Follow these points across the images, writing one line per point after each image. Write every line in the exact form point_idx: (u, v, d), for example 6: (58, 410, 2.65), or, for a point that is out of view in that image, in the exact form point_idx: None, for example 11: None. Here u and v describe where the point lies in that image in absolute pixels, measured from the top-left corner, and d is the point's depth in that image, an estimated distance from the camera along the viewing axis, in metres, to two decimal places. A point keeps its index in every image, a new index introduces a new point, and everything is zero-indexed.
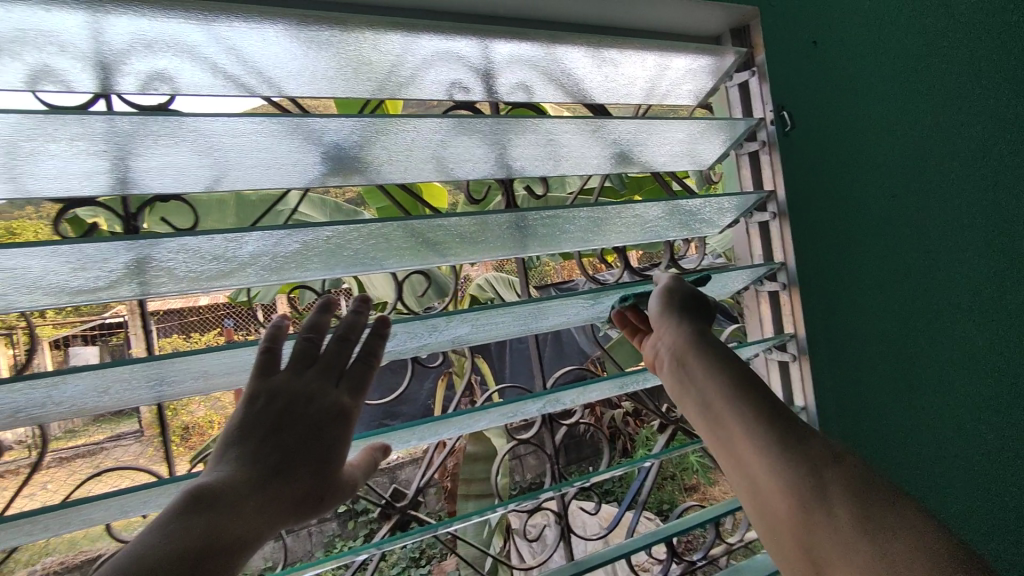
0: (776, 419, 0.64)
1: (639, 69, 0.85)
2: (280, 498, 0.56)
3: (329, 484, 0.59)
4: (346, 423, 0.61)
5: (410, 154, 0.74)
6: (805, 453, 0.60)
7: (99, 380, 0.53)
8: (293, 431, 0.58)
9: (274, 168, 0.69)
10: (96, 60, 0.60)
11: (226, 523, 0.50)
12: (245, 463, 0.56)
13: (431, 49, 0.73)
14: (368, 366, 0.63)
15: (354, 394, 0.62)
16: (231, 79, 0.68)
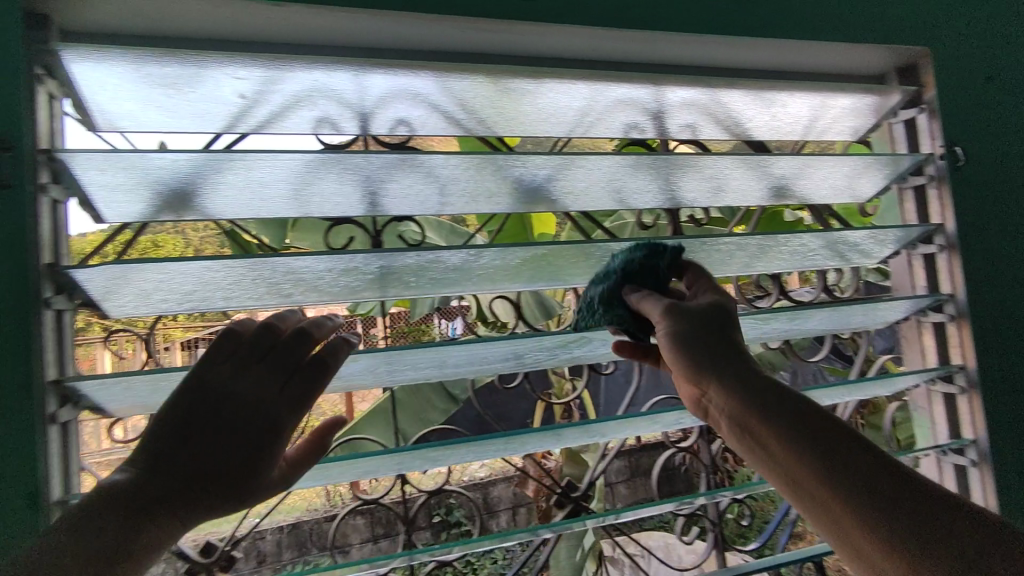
0: (899, 488, 0.57)
1: (803, 109, 0.91)
2: (206, 504, 0.53)
3: (243, 487, 0.55)
4: (274, 442, 0.56)
5: (594, 187, 0.84)
6: (943, 527, 0.54)
7: (372, 363, 0.65)
8: (202, 436, 0.54)
9: (484, 196, 0.81)
10: (357, 110, 0.75)
11: (168, 508, 0.51)
12: (145, 471, 0.52)
13: (618, 95, 0.83)
14: (317, 371, 0.57)
15: (290, 406, 0.57)
16: (452, 122, 0.81)
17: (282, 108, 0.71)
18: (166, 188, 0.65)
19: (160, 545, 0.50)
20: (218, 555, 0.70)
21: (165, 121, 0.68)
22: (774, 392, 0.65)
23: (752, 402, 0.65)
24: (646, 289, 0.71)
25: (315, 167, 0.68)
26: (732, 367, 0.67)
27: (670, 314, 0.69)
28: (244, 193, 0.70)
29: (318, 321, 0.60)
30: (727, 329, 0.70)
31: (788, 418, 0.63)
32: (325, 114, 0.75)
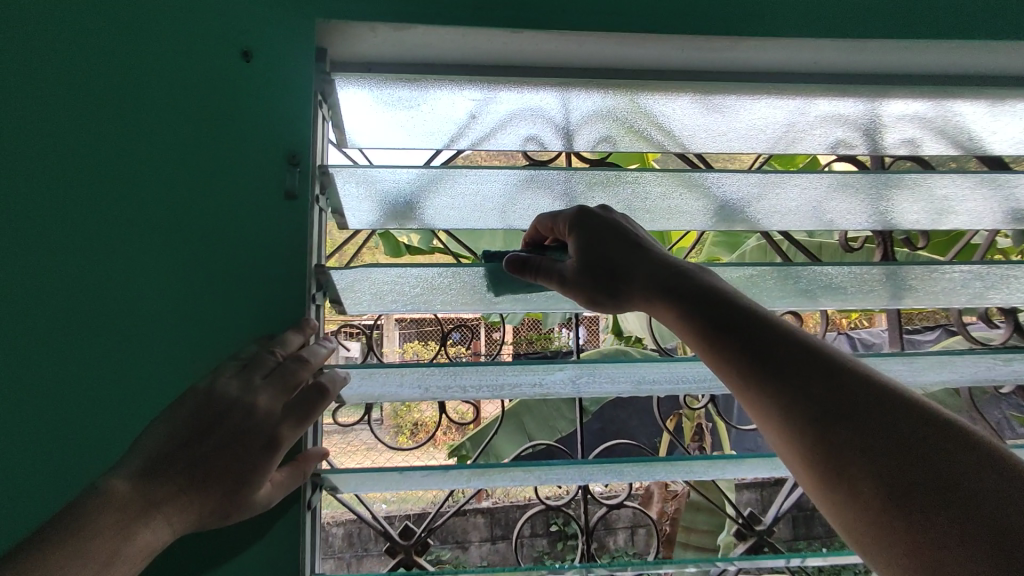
0: (816, 405, 0.55)
1: None
2: (184, 511, 0.52)
3: (233, 504, 0.55)
4: (275, 453, 0.56)
5: (792, 209, 0.81)
6: (840, 437, 0.53)
7: (579, 370, 0.65)
8: (207, 445, 0.54)
9: (676, 212, 0.82)
10: (561, 127, 0.79)
11: (148, 515, 0.49)
12: (147, 481, 0.51)
13: (830, 111, 0.79)
14: (315, 396, 0.58)
15: (294, 422, 0.57)
16: (651, 139, 0.82)
17: (496, 127, 0.77)
18: (398, 200, 0.73)
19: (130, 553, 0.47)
20: (418, 538, 0.73)
21: (399, 141, 0.77)
22: (783, 353, 0.59)
23: (778, 387, 0.58)
24: (637, 276, 0.69)
25: (531, 184, 0.74)
26: (717, 336, 0.62)
27: (661, 292, 0.68)
28: (462, 205, 0.77)
29: (315, 347, 0.60)
30: (717, 298, 0.65)
31: (816, 396, 0.56)
32: (531, 134, 0.79)
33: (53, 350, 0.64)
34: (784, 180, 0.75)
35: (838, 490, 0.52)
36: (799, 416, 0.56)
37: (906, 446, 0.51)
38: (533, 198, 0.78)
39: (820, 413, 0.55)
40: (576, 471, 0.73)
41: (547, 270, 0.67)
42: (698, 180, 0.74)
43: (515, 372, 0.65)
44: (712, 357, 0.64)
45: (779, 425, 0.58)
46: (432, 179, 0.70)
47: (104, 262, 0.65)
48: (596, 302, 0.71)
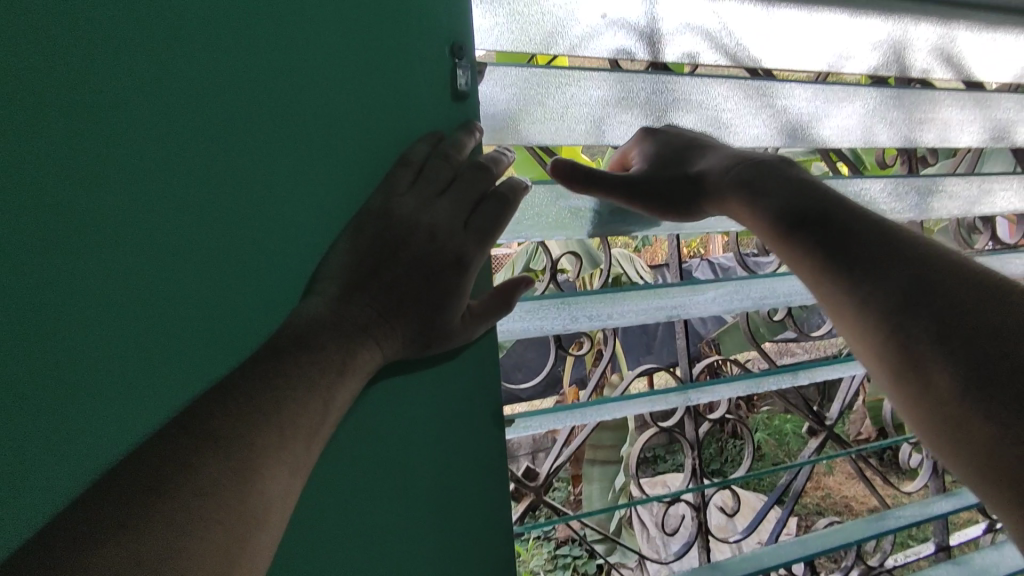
0: (831, 263, 0.51)
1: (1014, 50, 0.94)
2: (384, 339, 0.47)
3: (430, 333, 0.48)
4: (466, 271, 0.48)
5: (853, 136, 0.80)
6: (909, 316, 0.46)
7: (717, 291, 0.66)
8: (398, 266, 0.47)
9: (759, 138, 0.75)
10: (648, 37, 0.73)
11: (348, 343, 0.45)
12: (343, 305, 0.46)
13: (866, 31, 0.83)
14: (499, 209, 0.49)
15: (479, 239, 0.48)
16: (726, 54, 0.77)
17: (584, 38, 0.70)
18: (495, 113, 0.62)
19: (343, 380, 0.44)
20: (544, 480, 0.69)
21: (497, 42, 0.66)
22: (835, 237, 0.52)
23: (837, 275, 0.51)
24: (710, 182, 0.61)
25: (642, 90, 0.69)
26: (794, 235, 0.54)
27: (740, 192, 0.58)
28: (565, 120, 0.65)
29: (496, 157, 0.50)
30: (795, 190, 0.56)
31: (891, 290, 0.47)
32: (621, 46, 0.72)
33: (133, 308, 0.46)
34: (843, 102, 0.79)
35: (893, 374, 0.47)
36: (879, 314, 0.47)
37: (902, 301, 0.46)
38: (632, 114, 0.69)
39: (898, 309, 0.46)
40: (709, 388, 0.75)
41: (610, 182, 0.60)
42: (773, 91, 0.74)
43: (677, 294, 0.64)
44: (784, 251, 0.55)
45: (850, 320, 0.50)
46: (541, 78, 0.63)
47: (190, 179, 0.47)
48: (666, 216, 0.64)
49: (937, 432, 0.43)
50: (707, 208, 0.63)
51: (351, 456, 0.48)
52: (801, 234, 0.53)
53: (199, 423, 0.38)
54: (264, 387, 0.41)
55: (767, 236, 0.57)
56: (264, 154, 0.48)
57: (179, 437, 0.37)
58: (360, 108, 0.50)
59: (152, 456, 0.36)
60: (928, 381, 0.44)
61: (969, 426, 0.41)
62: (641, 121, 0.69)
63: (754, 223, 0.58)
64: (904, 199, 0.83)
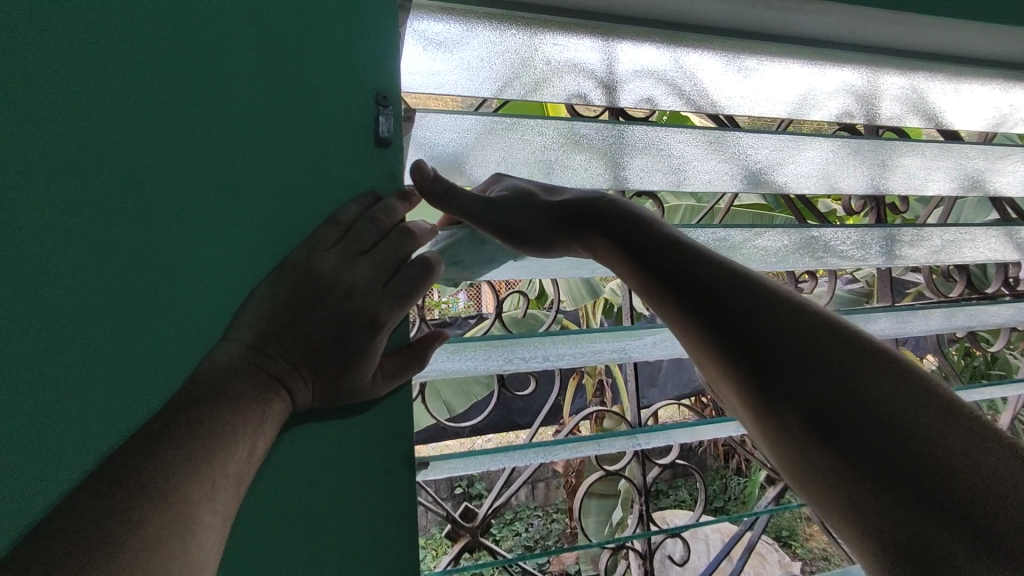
0: (674, 299, 0.53)
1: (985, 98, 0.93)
2: (293, 390, 0.46)
3: (338, 388, 0.47)
4: (380, 330, 0.47)
5: (811, 177, 0.86)
6: (743, 355, 0.48)
7: (660, 338, 0.66)
8: (317, 319, 0.46)
9: (716, 181, 0.81)
10: (606, 81, 0.75)
11: (262, 394, 0.44)
12: (258, 356, 0.45)
13: (825, 79, 0.84)
14: (420, 275, 0.48)
15: (398, 302, 0.48)
16: (684, 98, 0.79)
17: (536, 82, 0.72)
18: (444, 159, 0.67)
19: (257, 430, 0.44)
20: (481, 521, 0.69)
21: (445, 84, 0.68)
22: (687, 288, 0.52)
23: (702, 324, 0.50)
24: (579, 216, 0.59)
25: (590, 138, 0.70)
26: (652, 269, 0.54)
27: (602, 235, 0.58)
28: (512, 163, 0.70)
29: (419, 224, 0.50)
30: (646, 226, 0.57)
31: (733, 336, 0.48)
32: (576, 89, 0.74)
33: (63, 333, 0.47)
34: (803, 148, 0.82)
35: (766, 433, 0.46)
36: (728, 362, 0.48)
37: (733, 335, 0.49)
38: (580, 157, 0.72)
39: (765, 367, 0.46)
40: (657, 433, 0.74)
41: (466, 202, 0.55)
42: (728, 138, 0.76)
43: (619, 337, 0.64)
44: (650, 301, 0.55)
45: (715, 372, 0.50)
46: (480, 124, 0.65)
47: (127, 216, 0.48)
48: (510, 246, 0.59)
49: (799, 481, 0.44)
50: (584, 244, 0.60)
51: (258, 497, 0.47)
52: (660, 278, 0.54)
53: (125, 473, 0.38)
54: (188, 435, 0.41)
55: (623, 270, 0.57)
56: (201, 193, 0.49)
57: (107, 490, 0.37)
58: (293, 149, 0.51)
59: (84, 508, 0.36)
60: (786, 429, 0.44)
61: (831, 479, 0.42)
62: (591, 162, 0.73)
63: (624, 271, 0.57)
64: (870, 246, 0.82)
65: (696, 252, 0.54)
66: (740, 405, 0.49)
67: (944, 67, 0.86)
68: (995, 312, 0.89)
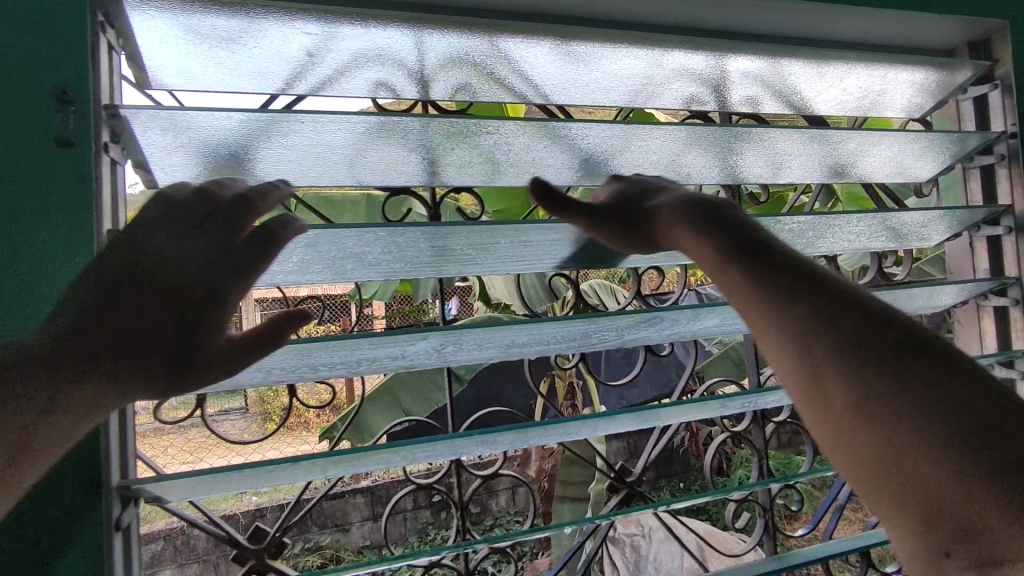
0: (794, 283, 0.51)
1: (862, 83, 0.86)
2: (128, 373, 0.48)
3: (180, 366, 0.52)
4: (220, 304, 0.53)
5: (659, 161, 0.81)
6: (832, 328, 0.48)
7: (440, 342, 0.63)
8: (131, 303, 0.49)
9: (549, 168, 0.76)
10: (414, 72, 0.69)
11: (82, 374, 0.45)
12: (58, 349, 0.45)
13: (672, 64, 0.78)
14: (264, 244, 0.53)
15: (242, 273, 0.53)
16: (505, 86, 0.75)
17: (333, 72, 0.66)
18: (216, 156, 0.59)
19: (92, 408, 0.47)
20: (267, 541, 0.66)
21: (196, 78, 0.60)
22: (801, 276, 0.51)
23: (788, 304, 0.50)
24: (664, 210, 0.61)
25: (368, 134, 0.62)
26: (737, 262, 0.53)
27: (685, 220, 0.58)
28: (301, 167, 0.66)
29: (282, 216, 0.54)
30: (712, 216, 0.57)
31: (833, 317, 0.48)
32: (380, 78, 0.69)
33: None
34: (650, 134, 0.74)
35: (821, 413, 0.47)
36: (828, 345, 0.47)
37: (852, 318, 0.48)
38: (382, 148, 0.65)
39: (875, 343, 0.46)
40: (465, 443, 0.70)
41: (576, 208, 0.62)
42: (563, 131, 0.68)
43: (376, 345, 0.59)
44: (732, 289, 0.53)
45: (774, 341, 0.50)
46: (245, 126, 0.55)
47: None
48: (626, 245, 0.65)
49: (868, 473, 0.45)
50: (662, 240, 0.62)
51: None
52: (750, 262, 0.52)
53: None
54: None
55: (713, 261, 0.55)
56: None
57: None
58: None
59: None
60: (874, 418, 0.45)
61: (886, 445, 0.44)
62: (397, 153, 0.67)
63: (703, 248, 0.55)
64: None
65: (770, 240, 0.55)
66: (808, 384, 0.48)
67: (793, 47, 0.80)
68: None
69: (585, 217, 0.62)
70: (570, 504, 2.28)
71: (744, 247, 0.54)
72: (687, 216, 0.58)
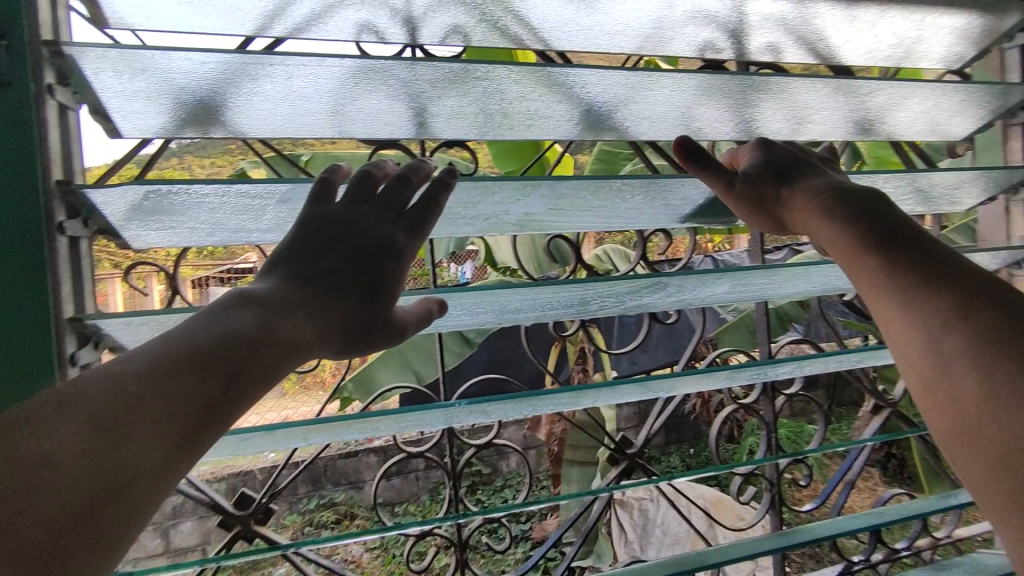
0: (929, 272, 0.57)
1: (899, 30, 0.78)
2: (339, 310, 0.60)
3: (262, 370, 0.51)
4: (399, 254, 0.62)
5: (670, 113, 0.75)
6: (958, 312, 0.54)
7: None
8: (335, 253, 0.60)
9: (549, 121, 0.71)
10: (405, 15, 0.64)
11: (252, 358, 0.50)
12: (122, 388, 0.44)
13: (689, 8, 0.71)
14: (427, 209, 0.61)
15: (410, 232, 0.62)
16: (503, 31, 0.69)
17: (317, 13, 0.61)
18: (182, 102, 0.55)
19: (257, 383, 0.51)
20: None
21: (160, 14, 0.56)
22: (935, 277, 0.57)
23: (922, 307, 0.56)
24: (811, 193, 0.70)
25: (339, 80, 0.57)
26: (882, 257, 0.60)
27: (830, 206, 0.67)
28: (284, 118, 0.61)
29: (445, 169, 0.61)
30: (889, 215, 0.63)
31: (957, 310, 0.54)
32: (368, 19, 0.64)
33: None
34: (661, 84, 0.69)
35: (938, 403, 0.54)
36: (940, 326, 0.54)
37: (980, 307, 0.53)
38: (369, 95, 0.61)
39: (1001, 348, 0.50)
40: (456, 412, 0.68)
41: (719, 171, 0.69)
42: (568, 78, 0.64)
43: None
44: (859, 276, 0.62)
45: (911, 340, 0.56)
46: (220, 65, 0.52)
47: None
48: (754, 221, 0.75)
49: (962, 447, 0.52)
50: (802, 222, 0.71)
51: None
52: (888, 252, 0.60)
53: (94, 422, 0.42)
54: (179, 401, 0.45)
55: (843, 248, 0.64)
56: None
57: (86, 441, 0.41)
58: None
59: (94, 468, 0.40)
60: (966, 398, 0.51)
61: (995, 436, 0.48)
62: (386, 102, 0.63)
63: (839, 237, 0.64)
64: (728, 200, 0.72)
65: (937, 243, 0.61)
66: (921, 360, 0.56)
67: None
68: None
69: (724, 185, 0.70)
70: (578, 467, 2.28)
71: (896, 239, 0.61)
72: (847, 204, 0.66)
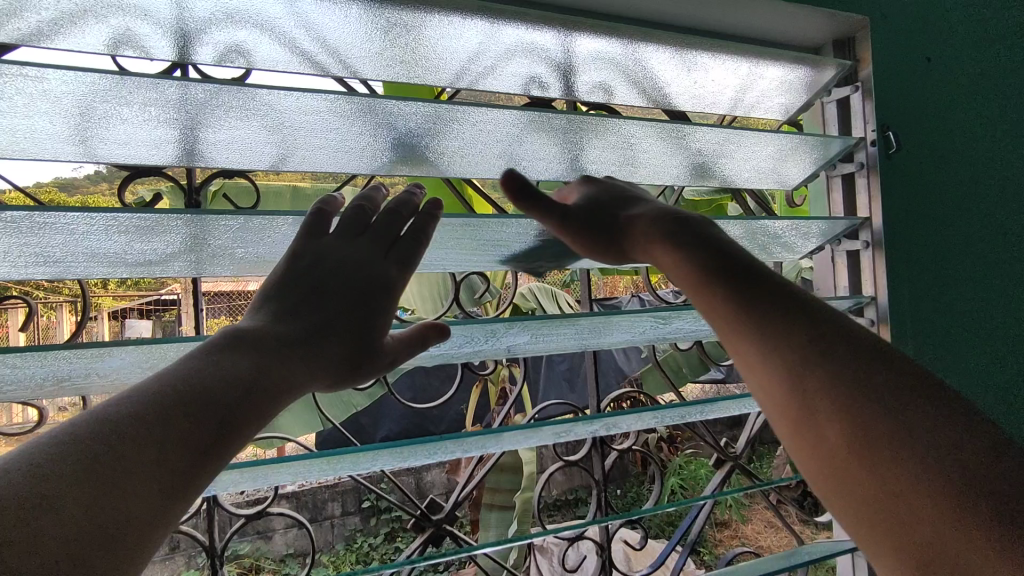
0: (825, 293, 0.51)
1: (729, 77, 0.78)
2: (331, 350, 0.56)
3: (251, 406, 0.47)
4: (392, 295, 0.58)
5: (487, 150, 0.69)
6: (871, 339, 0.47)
7: (146, 355, 0.52)
8: (329, 297, 0.57)
9: (343, 152, 0.63)
10: (174, 28, 0.56)
11: (247, 404, 0.47)
12: (110, 430, 0.40)
13: (513, 40, 0.68)
14: (414, 241, 0.58)
15: (403, 266, 0.58)
16: (303, 55, 0.63)
17: (56, 18, 0.52)
18: None
19: (253, 425, 0.47)
20: None
21: None
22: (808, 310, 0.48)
23: (826, 332, 0.49)
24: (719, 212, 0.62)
25: (70, 91, 0.48)
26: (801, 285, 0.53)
27: None
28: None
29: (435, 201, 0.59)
30: None
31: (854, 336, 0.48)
32: (129, 29, 0.56)
33: None
34: (476, 119, 0.64)
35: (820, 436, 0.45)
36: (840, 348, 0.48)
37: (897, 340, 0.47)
38: (113, 115, 0.52)
39: (903, 379, 0.44)
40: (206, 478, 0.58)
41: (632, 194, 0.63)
42: (375, 108, 0.58)
43: (49, 359, 0.48)
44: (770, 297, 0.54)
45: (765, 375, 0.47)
46: None
47: None
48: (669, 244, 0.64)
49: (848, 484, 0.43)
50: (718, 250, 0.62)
51: None
52: (808, 285, 0.53)
53: (88, 472, 0.37)
54: (172, 450, 0.41)
55: (759, 272, 0.56)
56: None
57: (73, 488, 0.36)
58: None
59: (82, 515, 0.36)
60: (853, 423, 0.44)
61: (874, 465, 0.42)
62: (144, 124, 0.54)
63: (759, 257, 0.56)
64: (547, 243, 0.68)
65: None
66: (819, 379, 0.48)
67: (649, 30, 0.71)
68: (708, 327, 0.75)
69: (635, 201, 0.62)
70: None
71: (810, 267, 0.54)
72: None
